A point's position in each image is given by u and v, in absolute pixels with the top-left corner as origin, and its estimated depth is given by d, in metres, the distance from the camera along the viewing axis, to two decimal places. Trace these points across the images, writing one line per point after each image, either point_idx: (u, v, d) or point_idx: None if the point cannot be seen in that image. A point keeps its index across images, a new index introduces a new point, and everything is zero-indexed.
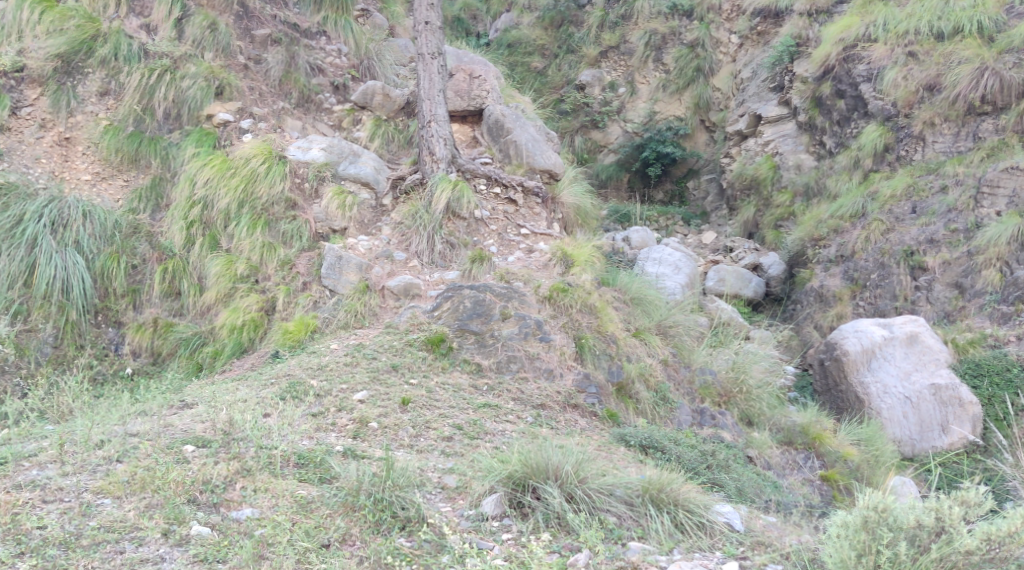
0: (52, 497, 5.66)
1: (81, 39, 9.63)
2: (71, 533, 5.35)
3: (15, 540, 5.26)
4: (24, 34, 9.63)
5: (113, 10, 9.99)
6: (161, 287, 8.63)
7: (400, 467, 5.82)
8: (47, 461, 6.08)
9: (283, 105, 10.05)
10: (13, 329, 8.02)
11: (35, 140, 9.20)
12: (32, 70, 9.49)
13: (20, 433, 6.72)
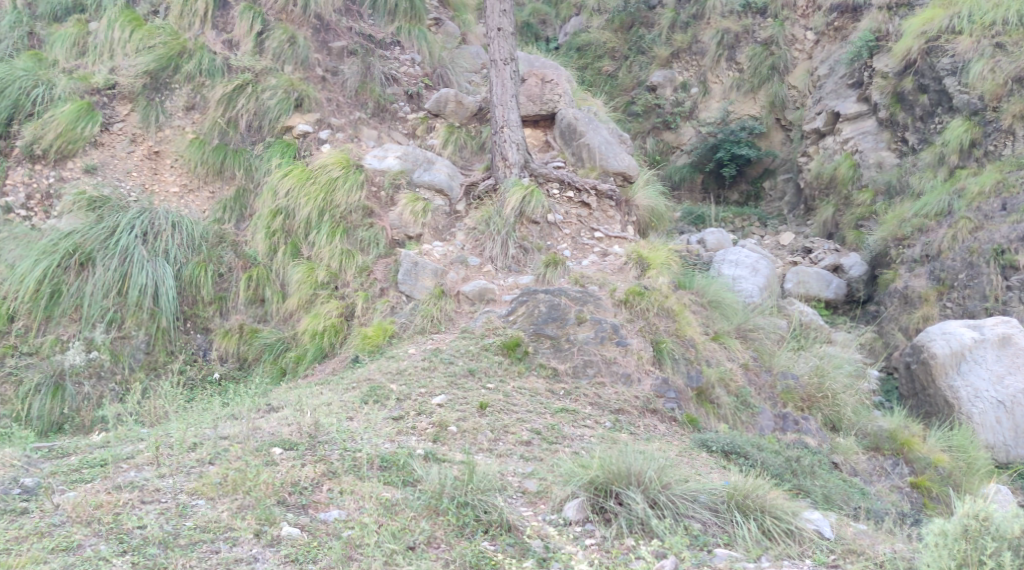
0: (150, 498, 5.85)
1: (169, 55, 9.98)
2: (169, 532, 5.50)
3: (117, 539, 5.44)
4: (116, 53, 10.07)
5: (198, 26, 10.35)
6: (246, 294, 8.85)
7: (480, 472, 5.98)
8: (144, 463, 6.30)
9: (359, 116, 10.21)
10: (108, 336, 8.28)
11: (126, 154, 9.57)
12: (123, 87, 9.88)
13: (118, 437, 6.97)
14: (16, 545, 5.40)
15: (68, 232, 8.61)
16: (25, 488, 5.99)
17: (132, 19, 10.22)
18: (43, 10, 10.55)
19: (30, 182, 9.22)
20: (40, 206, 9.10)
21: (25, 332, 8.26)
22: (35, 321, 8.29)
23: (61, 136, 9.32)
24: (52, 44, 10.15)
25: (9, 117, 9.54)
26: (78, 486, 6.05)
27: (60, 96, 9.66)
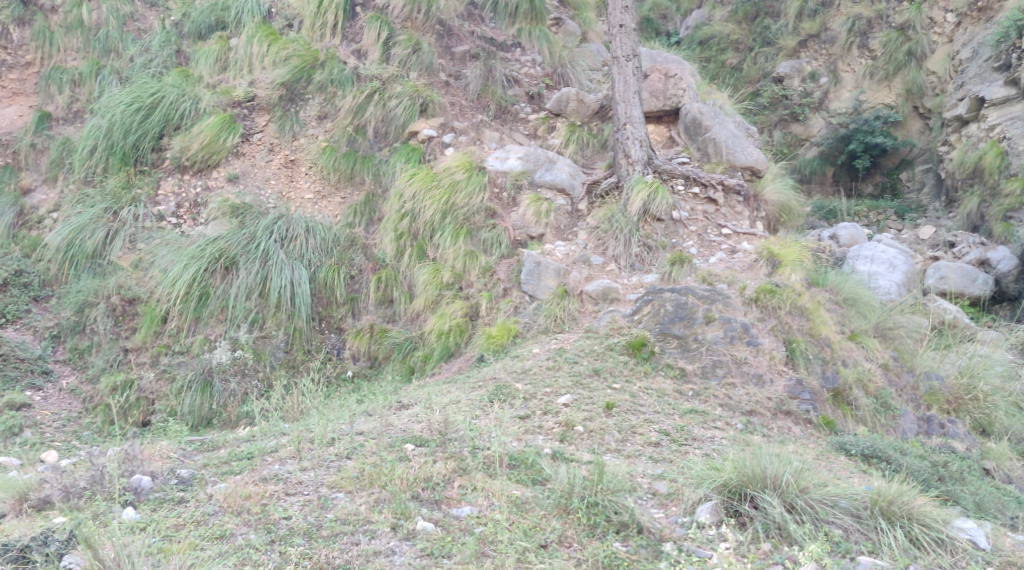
0: (293, 490, 6.09)
1: (302, 67, 10.30)
2: (312, 523, 5.71)
3: (265, 528, 5.67)
4: (255, 66, 10.46)
5: (329, 38, 10.67)
6: (376, 296, 9.05)
7: (610, 472, 5.99)
8: (287, 456, 6.60)
9: (482, 118, 10.26)
10: (251, 336, 8.57)
11: (264, 164, 9.91)
12: (261, 99, 10.26)
13: (262, 431, 7.28)
14: (176, 532, 5.66)
15: (214, 238, 9.02)
16: (181, 479, 6.28)
17: (269, 33, 10.54)
18: (189, 29, 11.00)
19: (179, 192, 9.74)
20: (188, 213, 9.57)
21: (177, 332, 8.64)
22: (185, 322, 8.66)
23: (205, 147, 9.79)
24: (197, 62, 10.60)
25: (161, 131, 10.03)
26: (229, 477, 6.33)
27: (204, 109, 10.13)
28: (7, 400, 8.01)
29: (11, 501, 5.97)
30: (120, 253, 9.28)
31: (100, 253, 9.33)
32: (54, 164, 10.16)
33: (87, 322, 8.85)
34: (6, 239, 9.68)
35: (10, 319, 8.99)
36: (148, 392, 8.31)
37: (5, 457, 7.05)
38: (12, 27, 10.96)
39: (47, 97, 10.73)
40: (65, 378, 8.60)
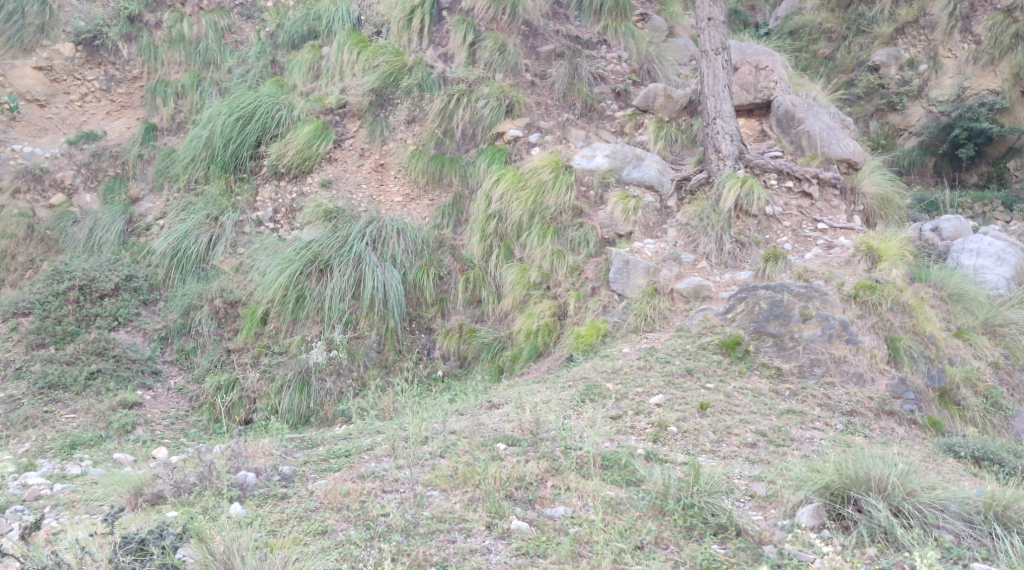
0: (390, 487, 6.23)
1: (390, 72, 10.39)
2: (410, 520, 5.83)
3: (365, 525, 5.82)
4: (345, 73, 10.61)
5: (416, 42, 10.74)
6: (464, 296, 9.10)
7: (706, 473, 6.06)
8: (383, 454, 6.75)
9: (568, 117, 10.24)
10: (345, 337, 8.68)
11: (356, 168, 10.09)
12: (352, 105, 10.40)
13: (358, 429, 7.46)
14: (280, 527, 5.83)
15: (308, 242, 9.15)
16: (283, 475, 6.45)
17: (359, 41, 10.69)
18: (283, 39, 11.22)
19: (276, 198, 9.92)
20: (285, 218, 9.77)
21: (276, 333, 8.82)
22: (283, 323, 8.83)
23: (300, 153, 9.97)
24: (291, 71, 10.78)
25: (258, 139, 10.20)
26: (328, 474, 6.53)
27: (299, 117, 10.27)
28: (119, 399, 8.24)
29: (126, 495, 6.18)
30: (222, 257, 9.53)
31: (204, 258, 9.55)
32: (159, 174, 10.42)
33: (192, 324, 9.06)
34: (117, 247, 9.84)
35: (121, 321, 9.10)
36: (249, 391, 8.42)
37: (119, 453, 7.36)
38: (119, 43, 11.30)
39: (153, 110, 11.05)
40: (173, 378, 8.78)
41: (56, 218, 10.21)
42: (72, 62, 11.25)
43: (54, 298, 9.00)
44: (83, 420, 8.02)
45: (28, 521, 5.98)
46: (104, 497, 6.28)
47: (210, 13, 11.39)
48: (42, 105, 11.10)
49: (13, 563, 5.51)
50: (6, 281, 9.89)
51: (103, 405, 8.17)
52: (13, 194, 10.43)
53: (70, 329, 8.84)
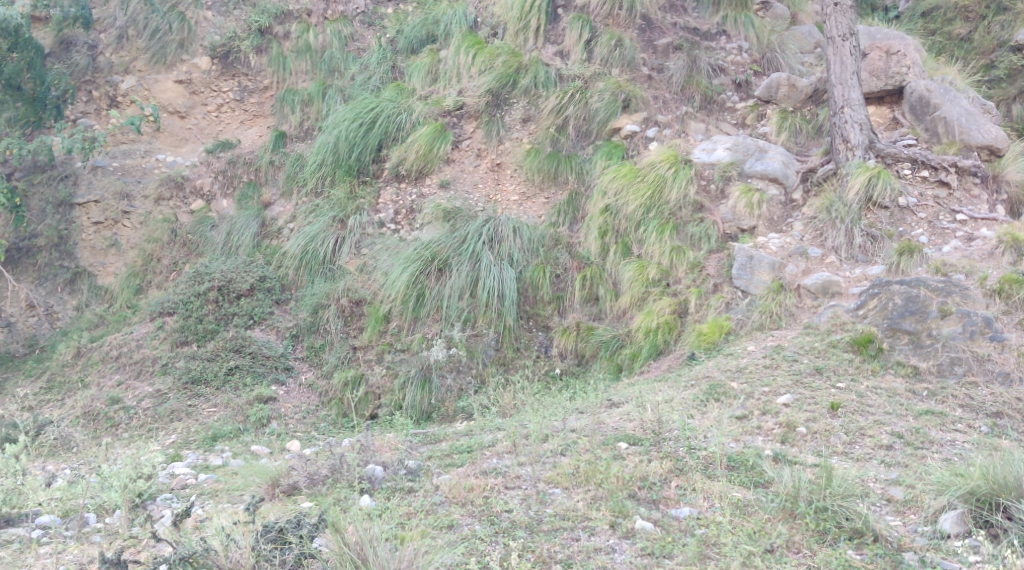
0: (512, 484, 6.32)
1: (507, 73, 10.39)
2: (533, 517, 5.91)
3: (489, 520, 5.92)
4: (462, 76, 10.61)
5: (532, 42, 10.71)
6: (582, 293, 9.00)
7: (840, 475, 5.85)
8: (504, 450, 6.81)
9: (686, 110, 10.03)
10: (464, 335, 8.70)
11: (473, 169, 10.10)
12: (469, 106, 10.41)
13: (479, 426, 7.59)
14: (408, 520, 5.94)
15: (427, 242, 9.23)
16: (409, 469, 6.57)
17: (475, 43, 10.67)
18: (403, 45, 11.25)
19: (397, 200, 10.00)
20: (405, 219, 9.83)
21: (398, 331, 8.91)
22: (405, 321, 8.91)
23: (421, 156, 10.05)
24: (410, 75, 10.85)
25: (379, 143, 10.33)
26: (451, 469, 6.63)
27: (418, 120, 10.37)
28: (255, 394, 8.47)
29: (265, 486, 6.40)
30: (347, 257, 9.67)
31: (330, 259, 9.70)
32: (289, 179, 10.57)
33: (321, 323, 9.20)
34: (252, 249, 10.12)
35: (257, 319, 9.30)
36: (375, 387, 8.55)
37: (256, 445, 7.61)
38: (250, 55, 11.61)
39: (282, 118, 11.25)
40: (304, 374, 8.90)
41: (196, 223, 10.60)
42: (209, 75, 11.58)
43: (195, 298, 9.26)
44: (223, 414, 8.32)
45: (175, 508, 6.16)
46: (244, 487, 6.47)
47: (334, 22, 11.58)
48: (182, 117, 11.46)
49: (164, 549, 5.65)
50: (152, 283, 10.39)
51: (241, 400, 8.44)
52: (157, 202, 10.89)
53: (210, 327, 9.08)
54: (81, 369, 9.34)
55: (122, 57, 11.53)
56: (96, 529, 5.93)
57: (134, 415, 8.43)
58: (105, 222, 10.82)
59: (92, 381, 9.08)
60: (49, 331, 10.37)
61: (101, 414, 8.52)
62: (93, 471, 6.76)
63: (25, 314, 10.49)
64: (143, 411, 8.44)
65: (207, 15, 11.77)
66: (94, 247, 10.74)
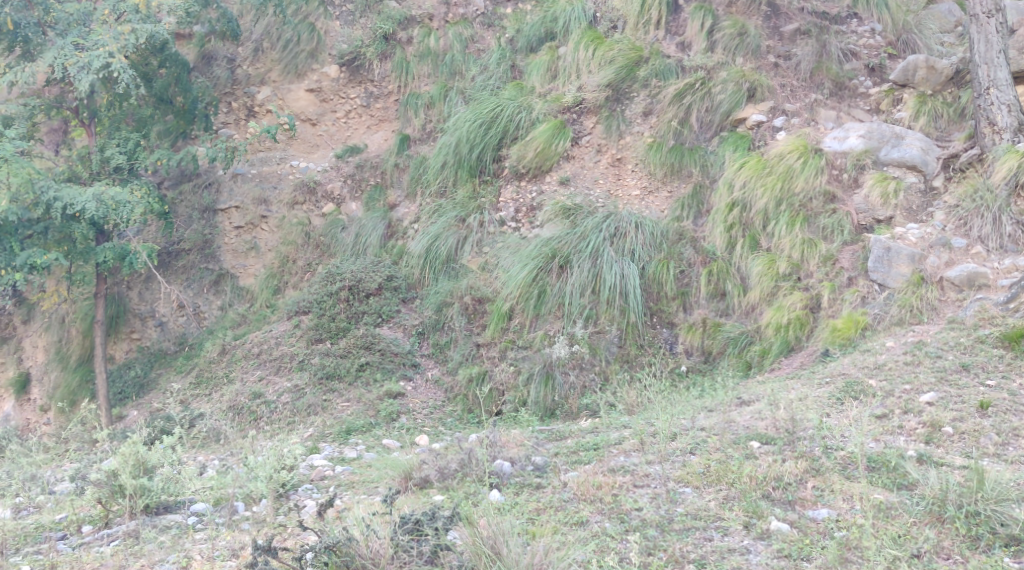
0: (641, 482, 6.18)
1: (627, 66, 10.25)
2: (664, 516, 5.78)
3: (619, 518, 5.81)
4: (581, 71, 10.48)
5: (652, 34, 10.53)
6: (708, 289, 8.78)
7: (993, 478, 5.50)
8: (632, 448, 6.69)
9: (816, 97, 9.69)
10: (586, 331, 8.61)
11: (593, 165, 9.98)
12: (589, 102, 10.26)
13: (605, 423, 7.49)
14: (538, 515, 5.91)
15: (548, 239, 9.19)
16: (536, 465, 6.56)
17: (594, 38, 10.54)
18: (522, 43, 11.22)
19: (518, 198, 9.96)
20: (526, 217, 9.76)
21: (520, 327, 8.87)
22: (527, 319, 8.86)
23: (540, 153, 9.98)
24: (530, 73, 10.81)
25: (499, 142, 10.29)
26: (579, 466, 6.55)
27: (538, 118, 10.29)
28: (385, 390, 8.64)
29: (398, 479, 6.46)
30: (469, 257, 9.72)
31: (453, 258, 9.76)
32: (414, 181, 10.69)
33: (445, 320, 9.29)
34: (379, 249, 10.27)
35: (385, 318, 9.43)
36: (500, 383, 8.55)
37: (387, 438, 7.75)
38: (375, 62, 11.71)
39: (406, 121, 11.34)
40: (429, 370, 9.04)
41: (328, 225, 10.79)
42: (338, 82, 11.77)
43: (328, 297, 9.42)
44: (355, 408, 8.46)
45: (316, 499, 6.31)
46: (379, 479, 6.57)
47: (455, 26, 11.64)
48: (313, 124, 11.69)
49: (309, 538, 5.74)
50: (288, 283, 10.61)
51: (372, 395, 8.59)
52: (292, 206, 11.09)
53: (342, 325, 9.23)
54: (226, 365, 9.59)
55: (258, 69, 11.82)
56: (245, 517, 6.09)
57: (275, 409, 8.66)
58: (246, 226, 11.11)
59: (238, 376, 9.33)
60: (197, 329, 10.64)
61: (245, 407, 8.80)
62: (242, 461, 7.00)
63: (175, 314, 10.79)
64: (284, 406, 8.65)
65: (336, 26, 11.99)
66: (236, 250, 11.06)
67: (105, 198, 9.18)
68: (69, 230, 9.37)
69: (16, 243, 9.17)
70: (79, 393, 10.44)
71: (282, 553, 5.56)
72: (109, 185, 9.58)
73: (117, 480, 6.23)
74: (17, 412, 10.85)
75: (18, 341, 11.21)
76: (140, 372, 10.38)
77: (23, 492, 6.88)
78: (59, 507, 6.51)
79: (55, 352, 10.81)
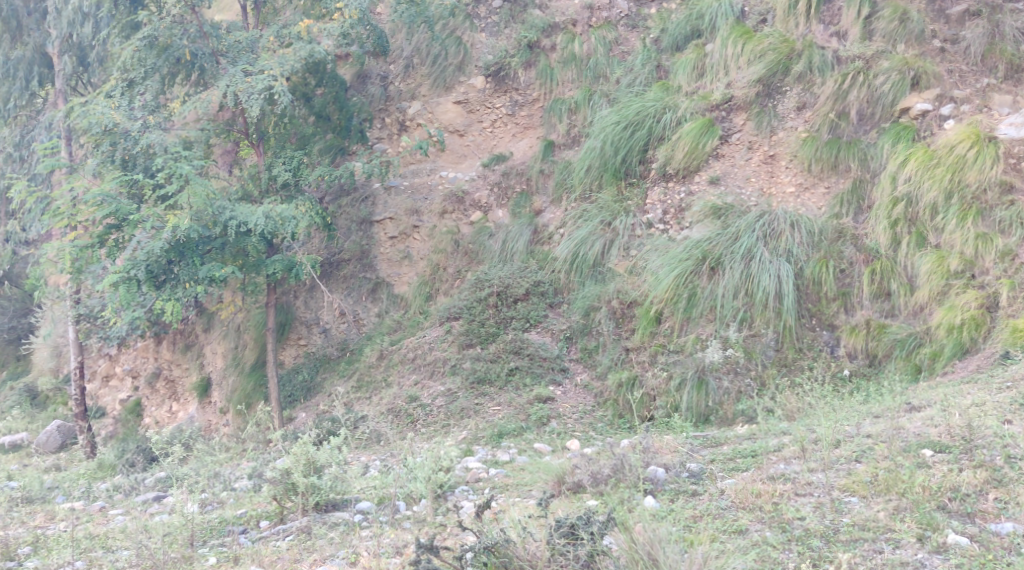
0: (804, 491, 5.86)
1: (779, 60, 9.81)
2: (829, 527, 5.45)
3: (780, 527, 5.51)
4: (730, 68, 10.12)
5: (804, 25, 10.06)
6: (871, 288, 8.35)
7: None
8: (792, 455, 6.37)
9: (988, 82, 9.16)
10: (740, 335, 8.29)
11: (744, 162, 9.58)
12: (738, 99, 9.92)
13: (763, 429, 7.17)
14: (695, 523, 5.68)
15: (698, 240, 8.90)
16: (692, 471, 6.34)
17: (743, 33, 10.15)
18: (668, 42, 11.00)
19: (666, 199, 9.68)
20: (675, 218, 9.50)
21: (671, 331, 8.63)
22: (677, 322, 8.61)
23: (689, 153, 9.70)
24: (676, 72, 10.53)
25: (645, 144, 10.04)
26: (737, 473, 6.29)
27: (685, 117, 10.00)
28: (535, 394, 8.58)
29: (551, 483, 6.38)
30: (616, 260, 9.53)
31: (599, 262, 9.59)
32: (559, 186, 10.61)
33: (593, 324, 9.13)
34: (526, 255, 10.23)
35: (533, 323, 9.35)
36: (651, 389, 8.30)
37: (539, 442, 7.74)
38: (520, 71, 11.72)
39: (550, 128, 11.27)
40: (578, 375, 8.90)
41: (475, 233, 10.82)
42: (484, 93, 11.81)
43: (477, 303, 9.43)
44: (507, 412, 8.44)
45: (473, 500, 6.29)
46: (533, 483, 6.54)
47: (600, 28, 11.51)
48: (461, 135, 11.68)
49: (468, 538, 5.67)
50: (440, 290, 10.66)
51: (523, 399, 8.56)
52: (442, 215, 11.14)
53: (492, 330, 9.22)
54: (384, 369, 9.74)
55: (408, 85, 11.97)
56: (407, 516, 6.14)
57: (431, 412, 8.74)
58: (399, 236, 11.21)
59: (394, 380, 9.47)
60: (357, 335, 10.80)
61: (403, 410, 8.89)
62: (401, 462, 7.05)
63: (338, 321, 11.04)
64: (438, 409, 8.72)
65: (482, 38, 12.11)
66: (391, 259, 11.15)
67: (274, 214, 9.52)
68: (243, 244, 9.75)
69: (197, 258, 9.46)
70: (253, 396, 10.69)
71: (444, 552, 5.52)
72: (277, 202, 9.90)
73: (290, 478, 6.42)
74: (200, 413, 11.35)
75: (200, 347, 11.77)
76: (306, 376, 10.66)
77: (207, 486, 7.23)
78: (240, 503, 6.88)
79: (232, 358, 11.21)
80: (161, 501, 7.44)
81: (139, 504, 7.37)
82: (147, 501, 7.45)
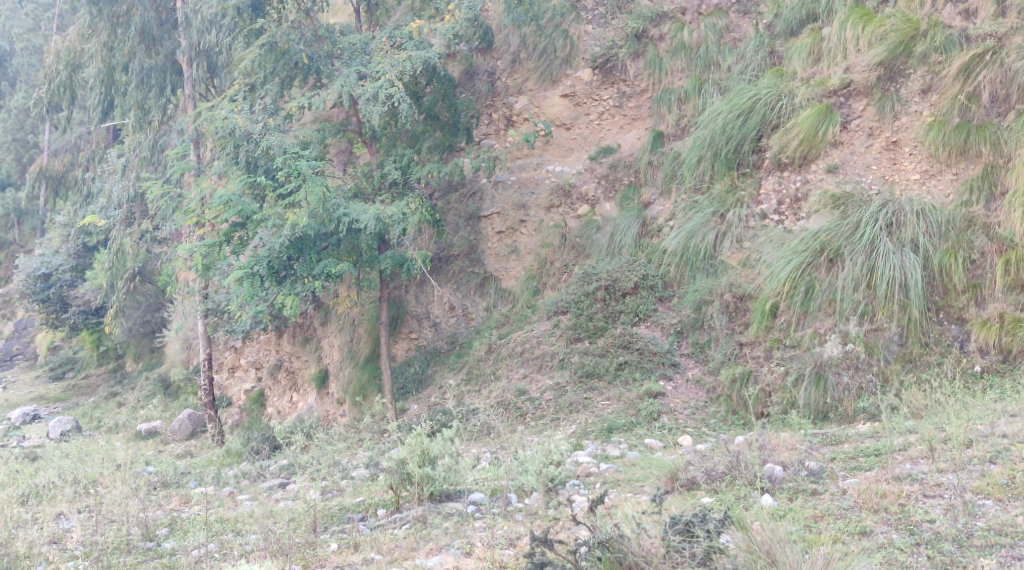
0: (933, 492, 5.53)
1: (901, 40, 9.34)
2: (962, 530, 5.11)
3: (908, 530, 5.21)
4: (848, 51, 9.69)
5: (930, 4, 9.54)
6: (1004, 280, 7.85)
7: None
8: (919, 455, 6.03)
9: None
10: (862, 329, 7.94)
11: (864, 149, 9.14)
12: (858, 83, 9.45)
13: (887, 427, 6.81)
14: (816, 523, 5.41)
15: (816, 231, 8.51)
16: (811, 470, 6.03)
17: (863, 14, 9.71)
18: (782, 28, 10.59)
19: (781, 189, 9.35)
20: (790, 209, 9.18)
21: (787, 326, 8.30)
22: (793, 316, 8.28)
23: (804, 142, 9.33)
24: (791, 58, 10.14)
25: (759, 132, 9.70)
26: (859, 473, 5.98)
27: (801, 104, 9.63)
28: (645, 389, 8.41)
29: (663, 479, 6.17)
30: (728, 252, 9.23)
31: (712, 254, 9.32)
32: (669, 178, 10.34)
33: (706, 318, 8.87)
34: (634, 249, 10.00)
35: (642, 317, 9.15)
36: (766, 385, 8.03)
37: (650, 438, 7.57)
38: (628, 62, 11.42)
39: (659, 118, 10.96)
40: (690, 370, 8.65)
41: (583, 226, 10.64)
42: (591, 85, 11.59)
43: (585, 297, 9.32)
44: (616, 407, 8.35)
45: (585, 495, 6.14)
46: (644, 478, 6.35)
47: (709, 16, 11.15)
48: (568, 128, 11.52)
49: (582, 532, 5.53)
50: (547, 284, 10.54)
51: (632, 394, 8.42)
52: (549, 209, 11.04)
53: (600, 324, 9.11)
54: (493, 362, 9.76)
55: (515, 79, 11.91)
56: (519, 509, 6.05)
57: (540, 406, 8.74)
58: (507, 231, 11.12)
59: (503, 373, 9.49)
60: (466, 329, 10.80)
61: (512, 404, 8.92)
62: (510, 455, 6.93)
63: (447, 315, 11.04)
64: (547, 402, 8.71)
65: (588, 29, 11.87)
66: (499, 254, 11.08)
67: (383, 216, 9.48)
68: (357, 240, 9.80)
69: (314, 254, 9.62)
70: (369, 387, 10.78)
71: (557, 546, 5.39)
72: (388, 202, 9.92)
73: (406, 468, 6.42)
74: (318, 404, 11.54)
75: (318, 341, 11.92)
76: (418, 369, 10.75)
77: (328, 475, 7.32)
78: (358, 491, 6.91)
79: (348, 351, 11.32)
80: (285, 488, 7.50)
81: (265, 491, 7.46)
82: (273, 487, 7.54)
